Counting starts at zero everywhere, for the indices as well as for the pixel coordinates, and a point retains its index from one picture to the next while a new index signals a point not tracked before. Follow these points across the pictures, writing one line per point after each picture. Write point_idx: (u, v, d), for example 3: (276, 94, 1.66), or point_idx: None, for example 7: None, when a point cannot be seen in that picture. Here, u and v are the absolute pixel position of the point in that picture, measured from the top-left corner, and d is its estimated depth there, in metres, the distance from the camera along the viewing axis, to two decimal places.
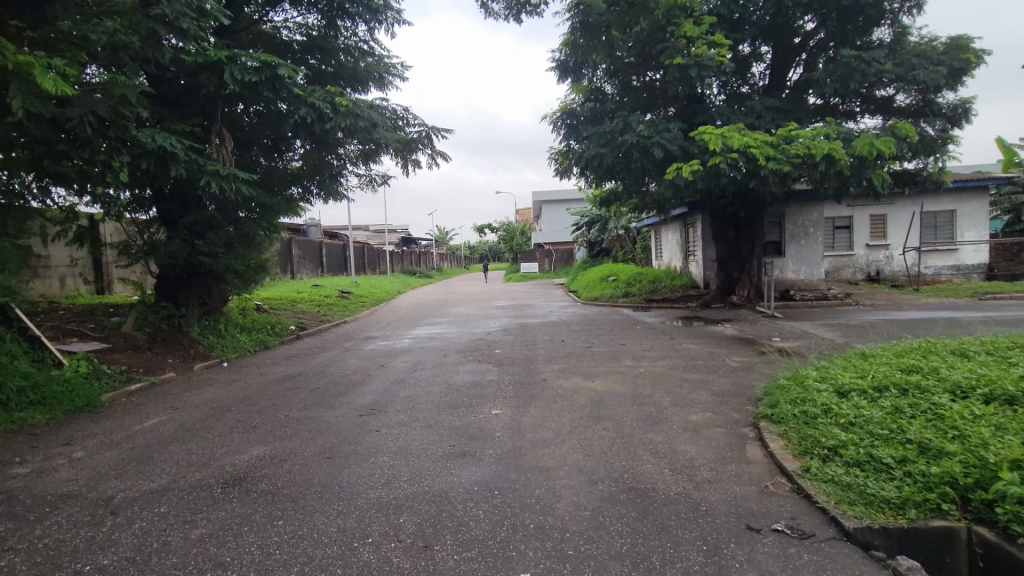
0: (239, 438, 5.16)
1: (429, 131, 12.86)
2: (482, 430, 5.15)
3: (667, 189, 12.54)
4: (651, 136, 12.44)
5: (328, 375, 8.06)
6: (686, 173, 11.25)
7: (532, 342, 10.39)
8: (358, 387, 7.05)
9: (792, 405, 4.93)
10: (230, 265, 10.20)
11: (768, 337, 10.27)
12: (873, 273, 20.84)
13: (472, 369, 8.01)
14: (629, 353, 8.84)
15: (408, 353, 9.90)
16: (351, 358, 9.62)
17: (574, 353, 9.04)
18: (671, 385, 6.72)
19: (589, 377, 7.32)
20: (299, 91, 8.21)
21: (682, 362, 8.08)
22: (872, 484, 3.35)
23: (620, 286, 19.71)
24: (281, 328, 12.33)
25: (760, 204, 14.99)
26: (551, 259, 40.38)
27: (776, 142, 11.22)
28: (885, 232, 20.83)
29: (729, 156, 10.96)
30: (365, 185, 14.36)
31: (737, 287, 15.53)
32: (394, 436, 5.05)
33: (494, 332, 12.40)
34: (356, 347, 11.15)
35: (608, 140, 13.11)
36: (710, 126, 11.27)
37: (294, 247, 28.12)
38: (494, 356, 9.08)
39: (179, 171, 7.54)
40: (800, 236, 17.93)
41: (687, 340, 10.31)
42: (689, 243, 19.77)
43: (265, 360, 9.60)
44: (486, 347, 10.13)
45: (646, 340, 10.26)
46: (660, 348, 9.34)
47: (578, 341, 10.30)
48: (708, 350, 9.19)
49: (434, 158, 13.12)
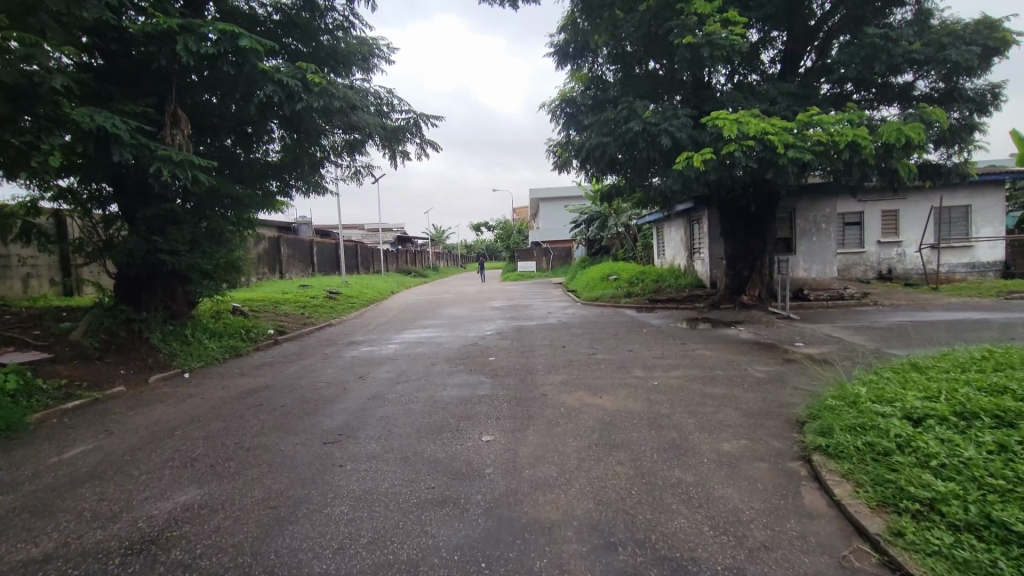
0: (169, 477, 4.18)
1: (417, 119, 11.94)
2: (469, 466, 4.18)
3: (676, 181, 11.59)
4: (659, 123, 11.46)
5: (297, 388, 7.08)
6: (697, 162, 10.30)
7: (530, 349, 9.44)
8: (328, 405, 6.08)
9: (852, 434, 3.99)
10: (195, 265, 9.22)
11: (790, 342, 9.32)
12: (885, 271, 19.95)
13: (461, 382, 7.05)
14: (638, 362, 7.89)
15: (392, 361, 8.92)
16: (327, 367, 8.64)
17: (576, 362, 8.10)
18: (693, 402, 5.76)
19: (595, 391, 6.37)
20: (265, 67, 7.25)
21: (700, 373, 7.12)
22: (1002, 564, 2.44)
23: (622, 286, 18.78)
24: (257, 332, 11.36)
25: (773, 198, 14.08)
26: (548, 257, 39.49)
27: (795, 128, 10.28)
28: (897, 228, 19.93)
29: (745, 143, 10.02)
30: (350, 177, 13.43)
31: (748, 287, 14.59)
32: (360, 474, 4.09)
33: (489, 336, 11.45)
34: (337, 353, 10.17)
35: (611, 129, 12.16)
36: (723, 111, 10.33)
37: (283, 246, 27.11)
38: (488, 365, 8.12)
39: (124, 156, 6.57)
40: (812, 232, 17.02)
41: (700, 345, 9.36)
42: (694, 241, 18.81)
43: (233, 370, 8.62)
44: (479, 354, 9.17)
45: (656, 346, 9.31)
46: (672, 355, 8.39)
47: (581, 348, 9.34)
48: (725, 357, 8.24)
49: (424, 148, 12.18)
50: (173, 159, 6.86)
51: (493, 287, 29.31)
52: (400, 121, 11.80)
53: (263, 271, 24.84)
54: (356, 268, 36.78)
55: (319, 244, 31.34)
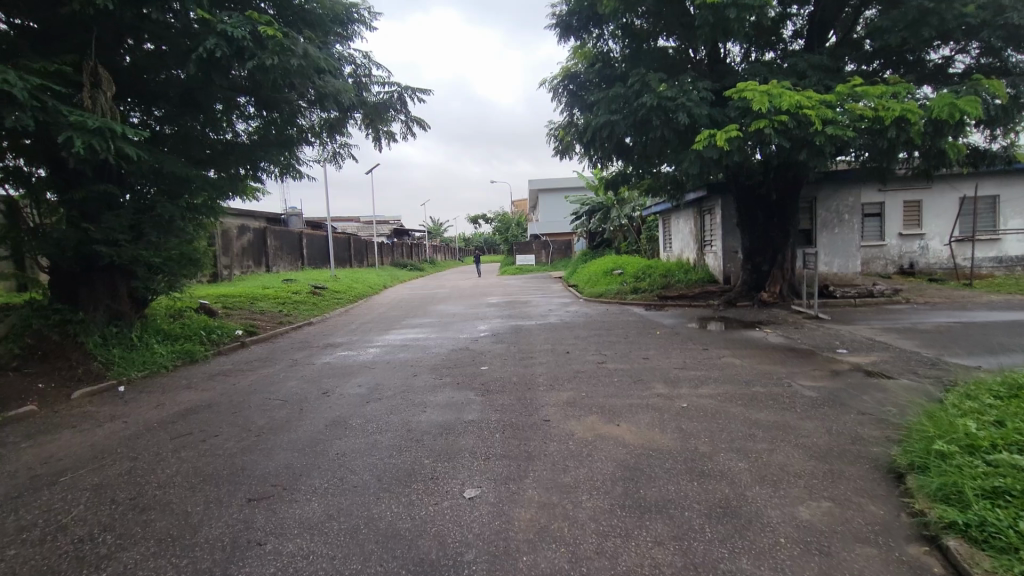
0: (9, 564, 2.89)
1: (401, 92, 10.58)
2: (443, 549, 2.90)
3: (695, 163, 10.28)
4: (676, 97, 10.14)
5: (246, 409, 5.80)
6: (721, 141, 8.98)
7: (528, 356, 8.16)
8: (274, 436, 4.79)
9: (1004, 510, 2.73)
10: (139, 257, 7.95)
11: (831, 348, 8.02)
12: (906, 265, 18.68)
13: (445, 401, 5.75)
14: (658, 374, 6.63)
15: (368, 370, 7.64)
16: (291, 377, 7.37)
17: (584, 373, 6.84)
18: (740, 435, 4.47)
19: (610, 416, 5.09)
20: (205, 15, 5.95)
21: (736, 390, 5.84)
22: None
23: (628, 280, 17.50)
24: (221, 334, 10.03)
25: (797, 184, 12.80)
26: (548, 250, 38.34)
27: (834, 102, 8.98)
28: (919, 220, 18.64)
29: (777, 119, 8.72)
30: (331, 160, 12.22)
31: (767, 283, 13.32)
32: (283, 563, 2.81)
33: (483, 338, 10.17)
34: (307, 359, 8.85)
35: (621, 106, 10.84)
36: (751, 82, 9.03)
37: (270, 237, 25.80)
38: (479, 377, 6.84)
39: (22, 123, 5.25)
40: (833, 223, 15.73)
41: (728, 351, 8.06)
42: (705, 232, 17.47)
43: (179, 381, 7.31)
44: (469, 361, 7.90)
45: (675, 352, 8.03)
46: (697, 365, 7.11)
47: (588, 354, 8.05)
48: (759, 367, 6.96)
49: (410, 127, 10.86)
50: (88, 125, 5.54)
51: (490, 281, 28.11)
52: (383, 95, 10.45)
53: (247, 264, 23.58)
54: (348, 262, 35.53)
55: (310, 237, 30.11)
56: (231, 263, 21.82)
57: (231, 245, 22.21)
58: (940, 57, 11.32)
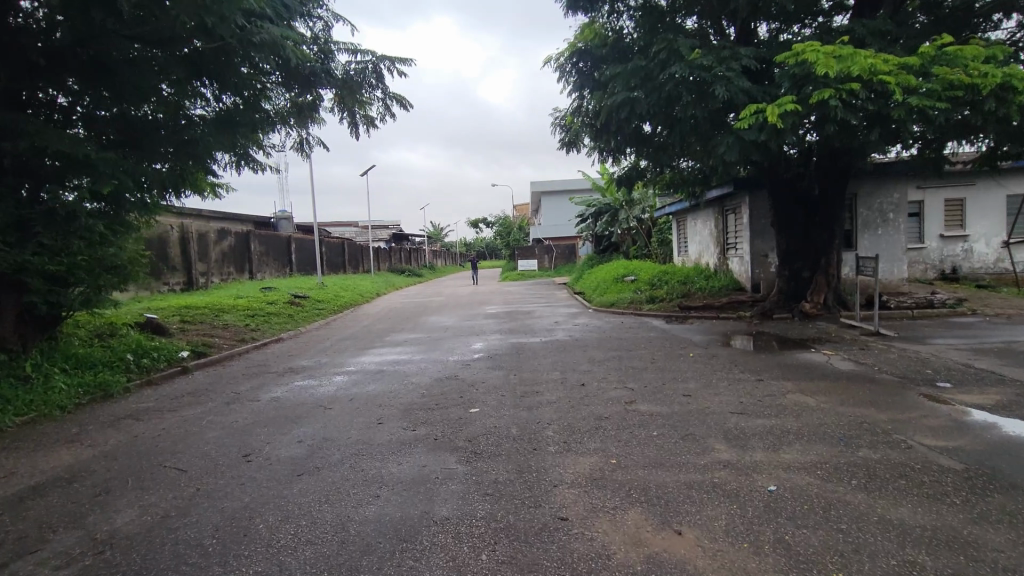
0: None
1: (377, 63, 8.83)
2: None
3: (733, 148, 8.50)
4: (713, 66, 8.40)
5: (120, 484, 3.95)
6: (773, 116, 7.17)
7: (531, 390, 6.32)
8: (125, 554, 2.95)
9: None
10: (26, 263, 6.38)
11: (927, 381, 6.15)
12: (948, 270, 16.84)
13: (412, 475, 3.92)
14: (715, 426, 4.78)
15: (320, 412, 5.79)
16: (218, 423, 5.54)
17: (610, 422, 4.99)
18: (898, 569, 2.61)
19: (661, 511, 3.25)
20: None
21: (840, 458, 3.97)
22: None
23: (643, 289, 15.61)
24: (156, 359, 8.20)
25: (846, 175, 10.95)
26: (551, 255, 36.48)
27: (915, 66, 7.17)
28: (963, 220, 16.80)
29: (846, 88, 6.93)
30: (299, 148, 10.51)
31: (810, 291, 11.47)
32: None
33: (476, 361, 8.34)
34: (254, 391, 7.01)
35: (643, 80, 9.08)
36: (812, 43, 7.23)
37: (254, 243, 24.05)
38: (463, 427, 5.00)
39: None
40: (876, 223, 13.90)
41: (792, 385, 6.20)
42: (727, 234, 15.65)
43: (67, 429, 5.46)
44: (454, 399, 6.07)
45: (724, 387, 6.17)
46: (759, 409, 5.26)
47: (609, 389, 6.21)
48: (845, 412, 5.13)
49: (389, 105, 9.07)
50: None
51: (490, 288, 26.28)
52: (353, 67, 8.71)
53: (227, 271, 21.82)
54: (341, 268, 33.86)
55: (300, 242, 28.43)
56: (208, 269, 20.13)
57: (209, 251, 20.50)
58: (1006, 30, 9.49)
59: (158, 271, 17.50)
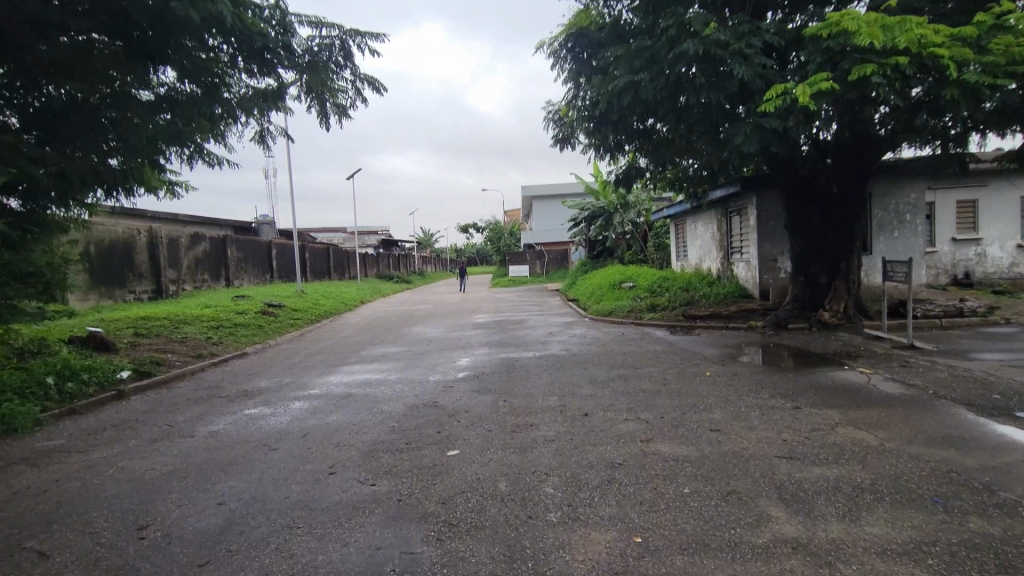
0: None
1: (345, 38, 7.75)
2: None
3: (752, 138, 7.47)
4: (731, 42, 7.37)
5: None
6: (804, 96, 6.15)
7: (525, 422, 5.22)
8: None
9: None
10: None
11: (1001, 410, 5.10)
12: (961, 275, 15.91)
13: (361, 566, 2.80)
14: (765, 479, 3.68)
15: (261, 455, 4.65)
16: (129, 472, 4.39)
17: (626, 473, 3.88)
18: None
19: None
20: None
21: (950, 537, 2.90)
22: None
23: (643, 297, 14.54)
24: (84, 383, 6.97)
25: (868, 171, 9.95)
26: (543, 260, 35.47)
27: (967, 37, 6.17)
28: (975, 222, 15.90)
29: (890, 62, 5.93)
30: (262, 140, 9.41)
31: (828, 298, 10.45)
32: None
33: (460, 382, 7.23)
34: (193, 423, 5.86)
35: (648, 62, 8.08)
36: (849, 12, 6.23)
37: (232, 248, 22.84)
38: (436, 481, 3.88)
39: None
40: (892, 225, 12.93)
41: (838, 415, 5.12)
42: (732, 238, 14.63)
43: None
44: (429, 434, 4.96)
45: (758, 418, 5.10)
46: (810, 451, 4.17)
47: (617, 421, 5.12)
48: (918, 455, 4.07)
49: (361, 90, 7.98)
50: None
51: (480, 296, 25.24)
52: (318, 42, 7.62)
53: (201, 278, 20.61)
54: (326, 273, 32.62)
55: (281, 247, 27.24)
56: (178, 277, 18.92)
57: (181, 257, 19.25)
58: None
59: (121, 279, 16.31)
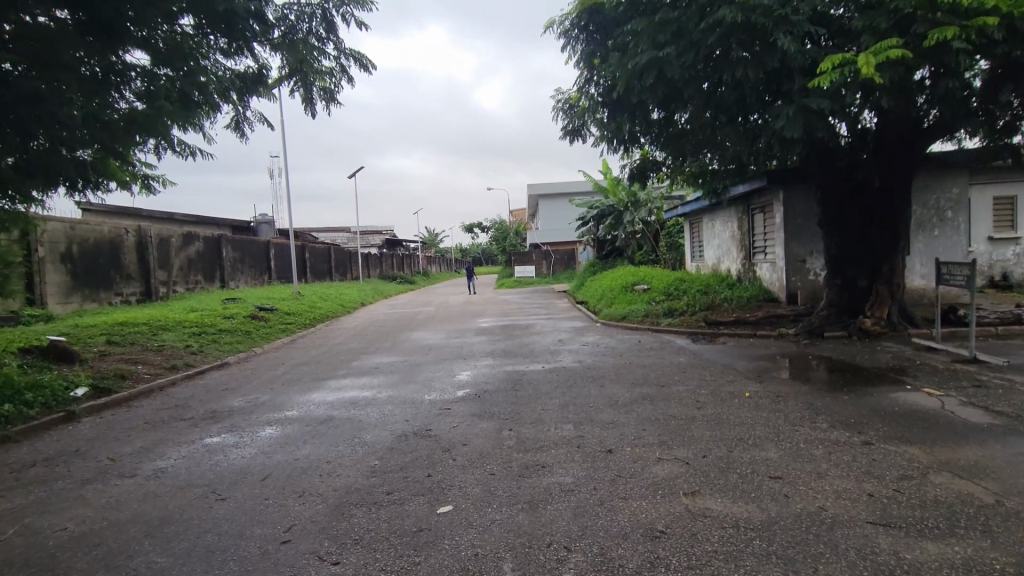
0: None
1: (327, 7, 6.78)
2: None
3: (795, 121, 6.49)
4: (773, 9, 6.36)
5: None
6: (869, 67, 5.16)
7: (536, 462, 4.24)
8: None
9: None
10: None
11: None
12: (999, 277, 14.82)
13: None
14: (865, 564, 2.70)
15: (204, 508, 3.68)
16: (30, 535, 3.43)
17: (674, 549, 2.90)
18: None
19: None
20: None
21: None
22: None
23: (659, 300, 13.52)
24: (25, 405, 6.04)
25: (915, 161, 8.93)
26: (549, 261, 34.49)
27: None
28: (1013, 220, 14.82)
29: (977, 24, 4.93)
30: (241, 127, 8.46)
31: (869, 305, 9.41)
32: None
33: (459, 402, 6.25)
34: (140, 457, 4.91)
35: (674, 36, 7.08)
36: None
37: (227, 248, 21.94)
38: (420, 559, 2.91)
39: None
40: (931, 222, 11.89)
41: (925, 455, 4.11)
42: (755, 237, 13.60)
43: None
44: (417, 478, 4.00)
45: (824, 458, 4.11)
46: (912, 514, 3.18)
47: (650, 462, 4.14)
48: None
49: (347, 67, 7.02)
50: None
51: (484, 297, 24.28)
52: (296, 10, 6.66)
53: (193, 279, 19.70)
54: (327, 274, 31.68)
55: (279, 247, 26.31)
56: (168, 278, 18.01)
57: (171, 257, 18.34)
58: None
59: (106, 281, 15.42)
